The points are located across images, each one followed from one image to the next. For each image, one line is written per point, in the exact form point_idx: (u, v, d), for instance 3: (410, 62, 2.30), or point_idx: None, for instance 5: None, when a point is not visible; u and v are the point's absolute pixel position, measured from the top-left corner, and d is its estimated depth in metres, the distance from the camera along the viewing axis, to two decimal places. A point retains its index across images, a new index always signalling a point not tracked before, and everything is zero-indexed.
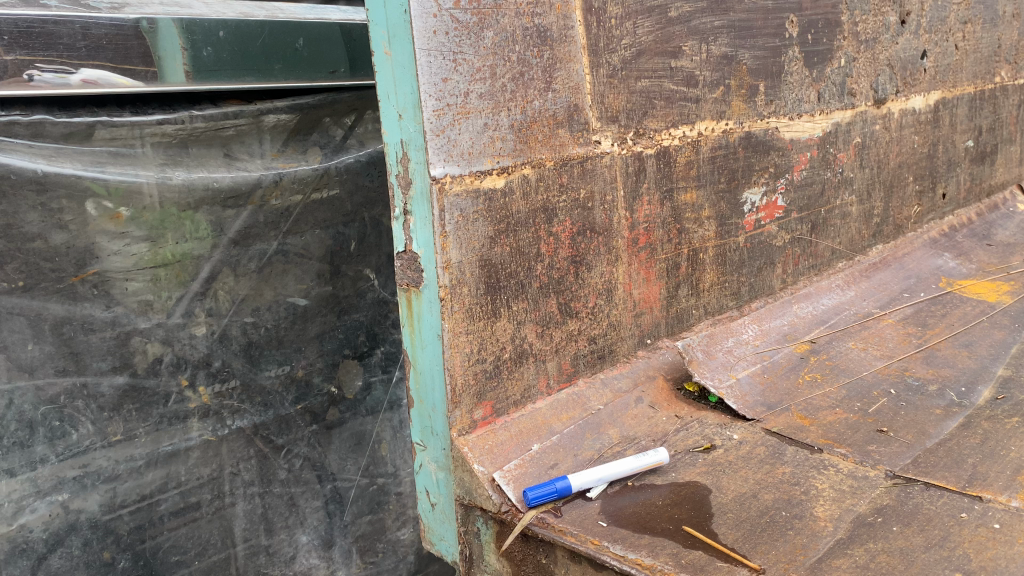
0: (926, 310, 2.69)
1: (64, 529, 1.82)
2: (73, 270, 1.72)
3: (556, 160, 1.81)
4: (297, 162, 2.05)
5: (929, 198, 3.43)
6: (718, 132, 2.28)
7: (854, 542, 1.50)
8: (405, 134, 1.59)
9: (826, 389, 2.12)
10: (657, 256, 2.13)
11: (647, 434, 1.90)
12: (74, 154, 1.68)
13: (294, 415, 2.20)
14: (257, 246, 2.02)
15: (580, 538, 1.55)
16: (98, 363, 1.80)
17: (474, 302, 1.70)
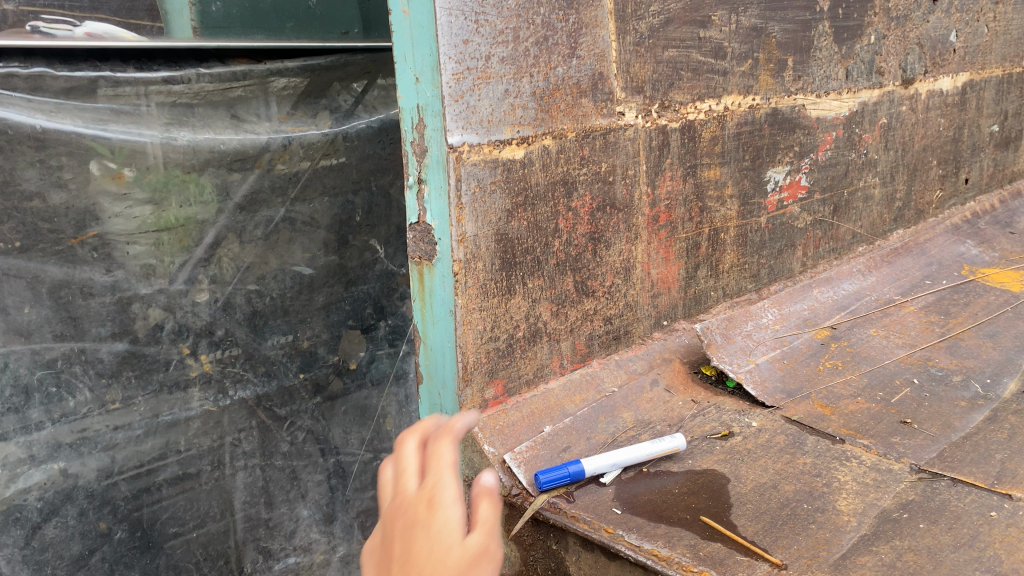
0: (948, 297, 2.61)
1: (60, 497, 1.78)
2: (72, 232, 1.65)
3: (578, 131, 1.73)
4: (307, 127, 1.97)
5: (951, 182, 3.34)
6: (745, 108, 2.19)
7: (879, 539, 1.44)
8: (422, 98, 1.48)
9: (847, 376, 2.05)
10: (677, 235, 2.06)
11: (662, 419, 1.83)
12: (75, 110, 1.59)
13: (298, 386, 2.14)
14: (264, 213, 1.95)
15: (594, 526, 1.49)
16: (97, 329, 1.74)
17: (489, 278, 1.63)
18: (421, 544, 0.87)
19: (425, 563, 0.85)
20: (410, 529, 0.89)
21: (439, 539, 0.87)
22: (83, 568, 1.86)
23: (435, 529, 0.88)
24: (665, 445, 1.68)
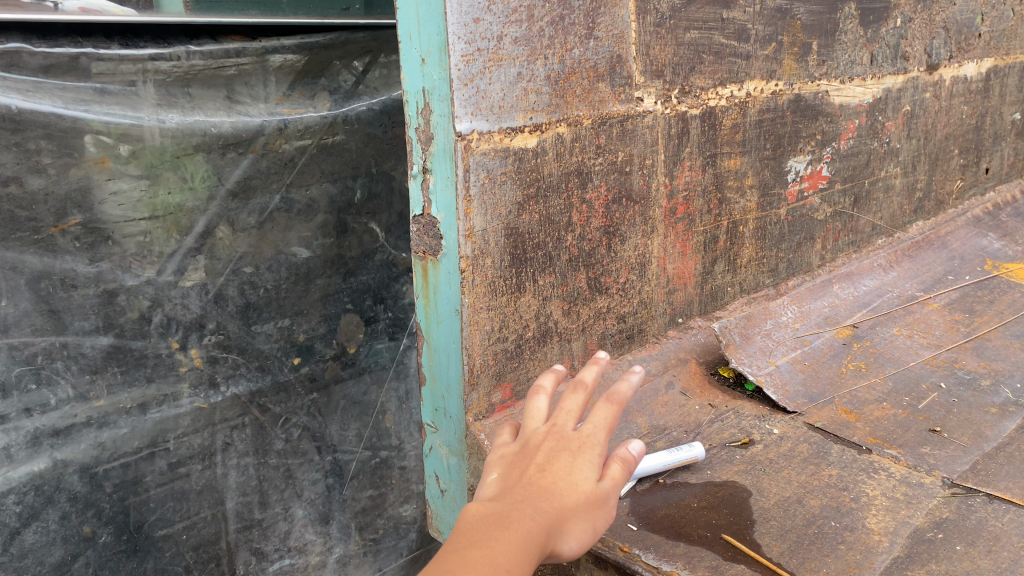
0: (972, 294, 2.51)
1: (41, 502, 1.65)
2: (52, 220, 1.53)
3: (594, 118, 1.61)
4: (304, 108, 1.86)
5: (972, 172, 3.23)
6: (768, 94, 2.08)
7: (914, 563, 1.34)
8: (428, 82, 1.39)
9: (871, 380, 1.96)
10: (695, 228, 1.95)
11: (678, 424, 1.74)
12: (55, 90, 1.47)
13: (294, 382, 2.04)
14: (259, 199, 1.84)
15: (608, 543, 1.39)
16: (80, 323, 1.62)
17: (497, 275, 1.52)
18: (561, 463, 1.02)
19: (561, 480, 1.00)
20: (555, 445, 1.05)
21: (578, 469, 1.02)
22: (66, 574, 1.74)
23: (577, 452, 1.04)
24: (680, 454, 1.57)
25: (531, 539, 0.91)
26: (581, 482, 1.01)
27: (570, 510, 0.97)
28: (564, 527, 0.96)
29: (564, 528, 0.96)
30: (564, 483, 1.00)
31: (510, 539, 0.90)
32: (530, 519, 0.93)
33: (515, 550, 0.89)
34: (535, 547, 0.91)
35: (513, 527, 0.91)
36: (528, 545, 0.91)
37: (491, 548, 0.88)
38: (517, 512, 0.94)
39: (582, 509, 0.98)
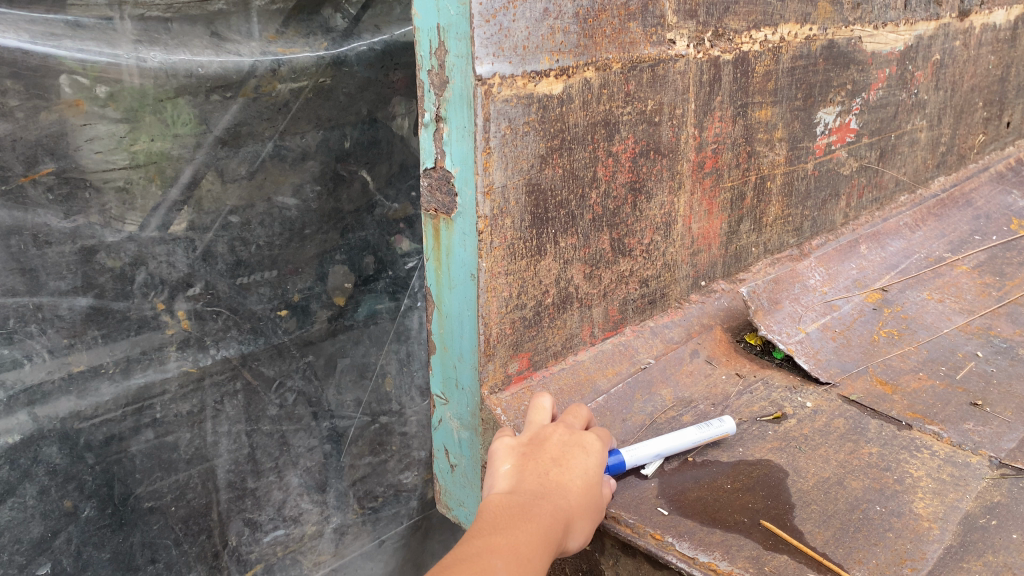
0: (1000, 256, 2.39)
1: (16, 477, 1.52)
2: (21, 169, 1.37)
3: (624, 61, 1.46)
4: (299, 48, 1.68)
5: (994, 126, 3.08)
6: (801, 39, 1.92)
7: (969, 553, 1.24)
8: (443, 18, 1.23)
9: (905, 348, 1.85)
10: (722, 184, 1.81)
11: (705, 396, 1.63)
12: (21, 22, 1.31)
13: (288, 345, 1.90)
14: (250, 147, 1.67)
15: (638, 530, 1.28)
16: (56, 282, 1.47)
17: (517, 237, 1.38)
18: (572, 466, 1.11)
19: (573, 477, 1.10)
20: (566, 444, 1.14)
21: (585, 470, 1.12)
22: (46, 552, 1.61)
23: (586, 450, 1.15)
24: (714, 431, 1.43)
25: (550, 530, 1.00)
26: (591, 480, 1.12)
27: (578, 508, 1.07)
28: (573, 522, 1.06)
29: (572, 526, 1.06)
30: (576, 481, 1.09)
31: (532, 530, 0.98)
32: (548, 513, 1.01)
33: (536, 540, 0.97)
34: (553, 540, 1.00)
35: (534, 520, 0.99)
36: (546, 539, 0.99)
37: (515, 537, 0.96)
38: (537, 506, 1.02)
39: (586, 507, 1.09)
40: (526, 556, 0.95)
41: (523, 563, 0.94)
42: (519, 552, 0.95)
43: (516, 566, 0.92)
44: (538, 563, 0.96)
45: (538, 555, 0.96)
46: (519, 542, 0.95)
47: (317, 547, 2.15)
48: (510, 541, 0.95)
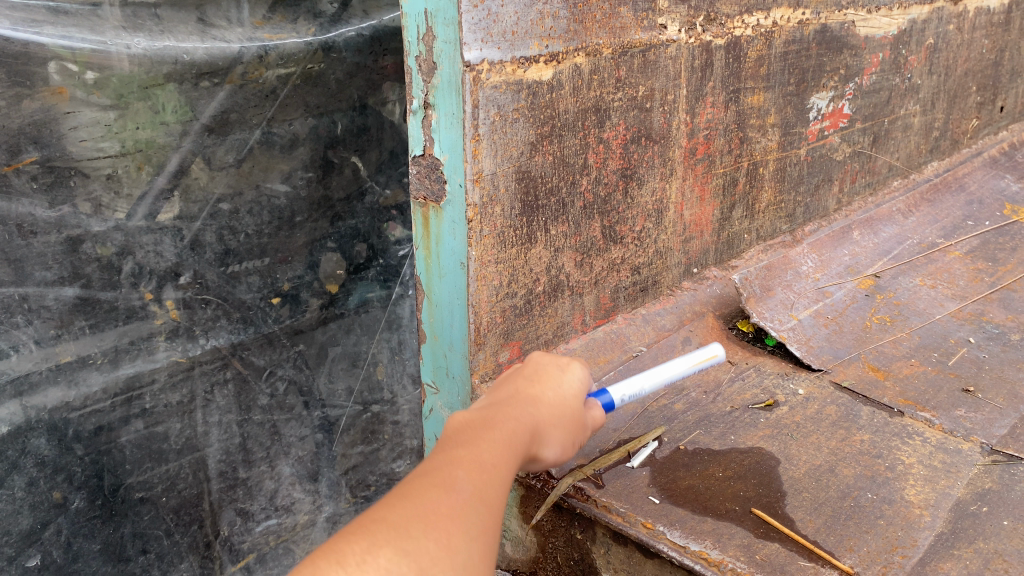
0: (993, 241, 2.39)
1: (4, 468, 1.51)
2: (4, 159, 1.35)
3: (615, 47, 1.44)
4: (286, 33, 1.65)
5: (988, 110, 3.07)
6: (794, 23, 1.90)
7: (960, 540, 1.24)
8: (430, 2, 1.21)
9: (897, 334, 1.84)
10: (715, 170, 1.80)
11: (697, 384, 1.63)
12: (2, 8, 1.28)
13: (278, 334, 1.88)
14: (238, 135, 1.64)
15: (629, 519, 1.27)
16: (41, 273, 1.46)
17: (507, 225, 1.37)
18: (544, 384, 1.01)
19: (545, 393, 0.99)
20: (535, 367, 1.03)
21: (558, 386, 1.01)
22: (36, 543, 1.60)
23: (561, 369, 1.04)
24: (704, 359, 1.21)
25: (517, 440, 0.89)
26: (560, 395, 1.01)
27: (547, 417, 0.96)
28: (545, 432, 0.95)
29: (548, 439, 0.95)
30: (548, 396, 0.98)
31: (495, 438, 0.87)
32: (513, 424, 0.91)
33: (501, 447, 0.86)
34: (522, 450, 0.88)
35: (497, 430, 0.88)
36: (514, 447, 0.87)
37: (477, 447, 0.84)
38: (502, 418, 0.91)
39: (564, 420, 0.98)
40: (491, 462, 0.84)
41: (489, 468, 0.83)
42: (482, 457, 0.83)
43: (479, 471, 0.81)
44: (507, 471, 0.85)
45: (506, 460, 0.85)
46: (480, 450, 0.84)
47: (310, 536, 2.15)
48: (469, 449, 0.84)
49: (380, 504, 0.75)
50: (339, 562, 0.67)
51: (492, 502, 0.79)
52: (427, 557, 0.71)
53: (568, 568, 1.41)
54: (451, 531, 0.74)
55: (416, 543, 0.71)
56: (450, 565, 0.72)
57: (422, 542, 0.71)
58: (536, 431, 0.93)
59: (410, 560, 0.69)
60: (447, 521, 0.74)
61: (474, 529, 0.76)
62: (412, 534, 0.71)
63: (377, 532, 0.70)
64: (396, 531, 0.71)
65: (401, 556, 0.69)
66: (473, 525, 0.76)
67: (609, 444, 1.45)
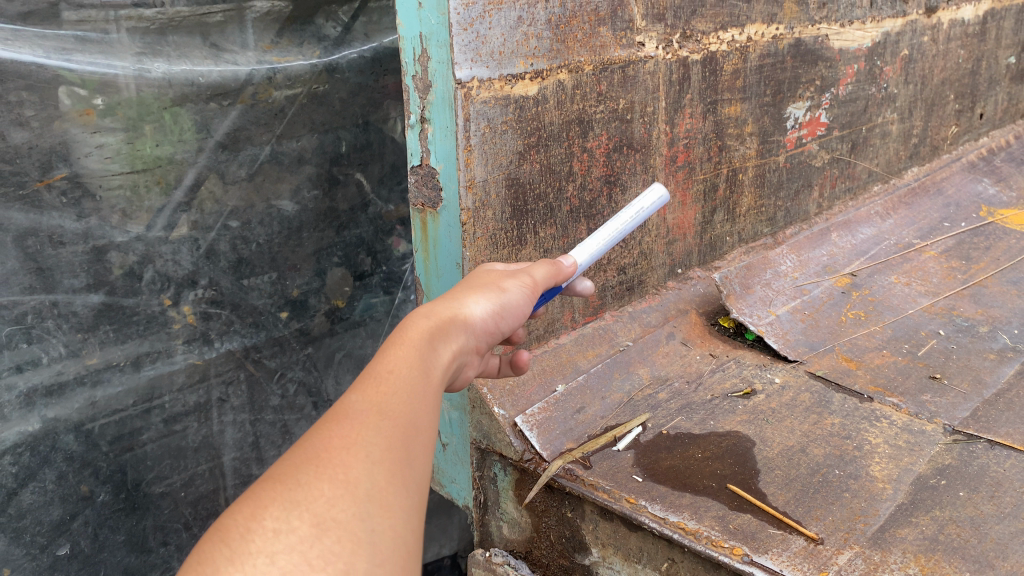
0: (968, 241, 2.50)
1: (36, 462, 1.61)
2: (37, 174, 1.48)
3: (595, 63, 1.57)
4: (293, 57, 1.77)
5: (967, 117, 3.18)
6: (768, 38, 2.03)
7: (918, 509, 1.34)
8: (425, 27, 1.34)
9: (871, 328, 1.96)
10: (695, 176, 1.93)
11: (680, 374, 1.75)
12: (35, 38, 1.41)
13: (289, 337, 2.00)
14: (249, 151, 1.76)
15: (614, 495, 1.39)
16: (69, 281, 1.57)
17: (499, 227, 1.49)
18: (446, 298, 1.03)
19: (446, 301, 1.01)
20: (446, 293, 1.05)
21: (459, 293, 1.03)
22: (65, 533, 1.70)
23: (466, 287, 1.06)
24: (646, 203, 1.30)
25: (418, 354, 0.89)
26: (469, 283, 1.08)
27: (456, 302, 1.02)
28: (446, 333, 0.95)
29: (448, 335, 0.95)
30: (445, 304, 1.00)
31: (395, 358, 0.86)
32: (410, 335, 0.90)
33: (401, 357, 0.86)
34: (420, 359, 0.89)
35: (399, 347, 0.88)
36: (411, 360, 0.87)
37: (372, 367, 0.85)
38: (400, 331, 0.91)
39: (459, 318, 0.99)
40: (387, 377, 0.83)
41: (385, 385, 0.82)
42: (380, 374, 0.83)
43: (375, 389, 0.81)
44: (411, 382, 0.84)
45: (407, 366, 0.86)
46: (376, 363, 0.85)
47: None
48: (365, 373, 0.84)
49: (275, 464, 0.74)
50: (223, 542, 0.65)
51: (394, 413, 0.79)
52: (325, 500, 0.69)
53: (561, 545, 1.52)
54: (347, 463, 0.72)
55: (308, 490, 0.69)
56: (355, 500, 0.70)
57: (315, 486, 0.69)
58: (450, 316, 0.99)
59: (303, 511, 0.68)
60: (342, 453, 0.73)
61: (377, 450, 0.75)
62: (301, 482, 0.69)
63: (262, 496, 0.68)
64: (282, 485, 0.69)
65: (291, 510, 0.67)
66: (375, 447, 0.75)
67: (597, 430, 1.56)
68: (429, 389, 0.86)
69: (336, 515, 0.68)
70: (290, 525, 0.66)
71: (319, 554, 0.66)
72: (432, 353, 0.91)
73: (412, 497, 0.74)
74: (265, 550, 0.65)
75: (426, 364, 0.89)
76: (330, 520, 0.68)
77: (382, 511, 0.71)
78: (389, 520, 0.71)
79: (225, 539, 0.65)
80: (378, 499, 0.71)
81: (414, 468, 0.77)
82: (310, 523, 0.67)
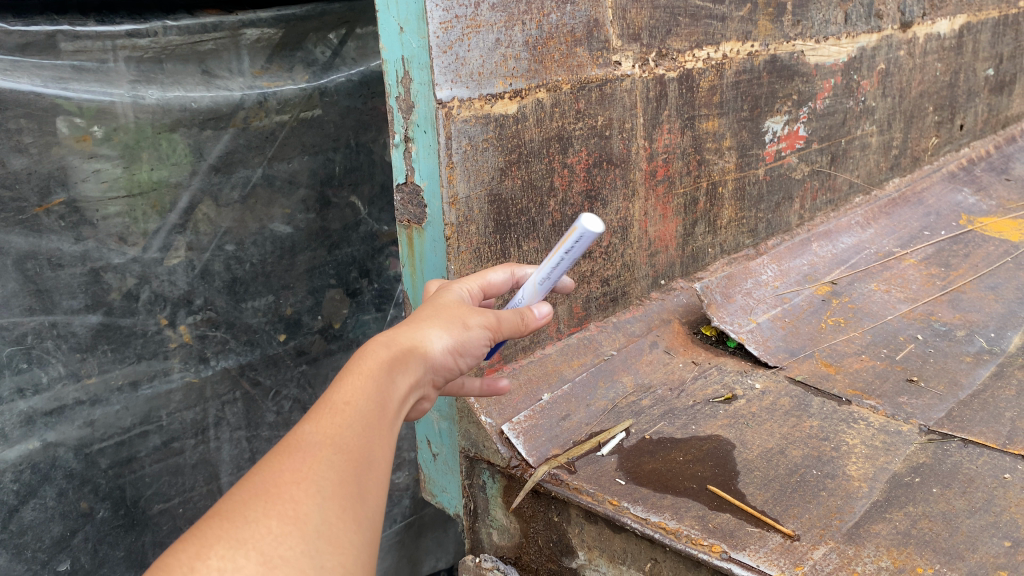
0: (947, 249, 2.56)
1: (37, 479, 1.63)
2: (36, 200, 1.51)
3: (573, 82, 1.64)
4: (283, 81, 1.82)
5: (947, 128, 3.24)
6: (744, 55, 2.09)
7: (892, 506, 1.38)
8: (406, 50, 1.41)
9: (850, 334, 2.02)
10: (675, 190, 1.99)
11: (663, 382, 1.80)
12: (33, 68, 1.45)
13: (283, 354, 2.04)
14: (241, 173, 1.82)
15: (597, 498, 1.42)
16: (68, 302, 1.60)
17: (482, 241, 1.55)
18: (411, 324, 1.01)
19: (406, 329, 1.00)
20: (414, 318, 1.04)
21: (425, 323, 1.02)
22: (66, 549, 1.72)
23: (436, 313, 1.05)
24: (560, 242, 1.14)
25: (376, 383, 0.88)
26: (428, 313, 1.05)
27: (417, 335, 0.99)
28: (406, 363, 0.94)
29: (406, 365, 0.94)
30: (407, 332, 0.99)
31: (355, 387, 0.86)
32: (369, 366, 0.90)
33: (358, 389, 0.86)
34: (375, 390, 0.87)
35: (359, 376, 0.88)
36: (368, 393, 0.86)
37: (327, 396, 0.84)
38: (361, 359, 0.90)
39: (417, 349, 0.97)
40: (342, 409, 0.83)
41: (341, 417, 0.82)
42: (339, 403, 0.83)
43: (328, 420, 0.81)
44: (367, 416, 0.84)
45: (365, 399, 0.85)
46: (334, 393, 0.84)
47: None
48: (321, 402, 0.83)
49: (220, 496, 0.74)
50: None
51: (346, 448, 0.79)
52: (273, 537, 0.70)
53: (549, 550, 1.56)
54: (297, 499, 0.73)
55: (255, 527, 0.70)
56: (303, 538, 0.71)
57: (263, 524, 0.70)
58: (409, 349, 0.96)
59: (250, 548, 0.68)
60: (291, 490, 0.73)
61: (327, 487, 0.75)
62: (249, 518, 0.70)
63: (209, 532, 0.69)
64: (228, 521, 0.69)
65: (237, 547, 0.68)
66: (325, 484, 0.75)
67: (581, 436, 1.61)
68: (384, 423, 0.86)
69: (283, 553, 0.69)
70: (237, 565, 0.67)
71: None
72: (387, 387, 0.90)
73: (361, 532, 0.76)
74: None
75: (382, 397, 0.88)
76: (276, 558, 0.69)
77: (330, 548, 0.72)
78: (339, 556, 0.72)
79: None
80: (326, 537, 0.72)
81: (363, 502, 0.78)
82: (257, 563, 0.68)
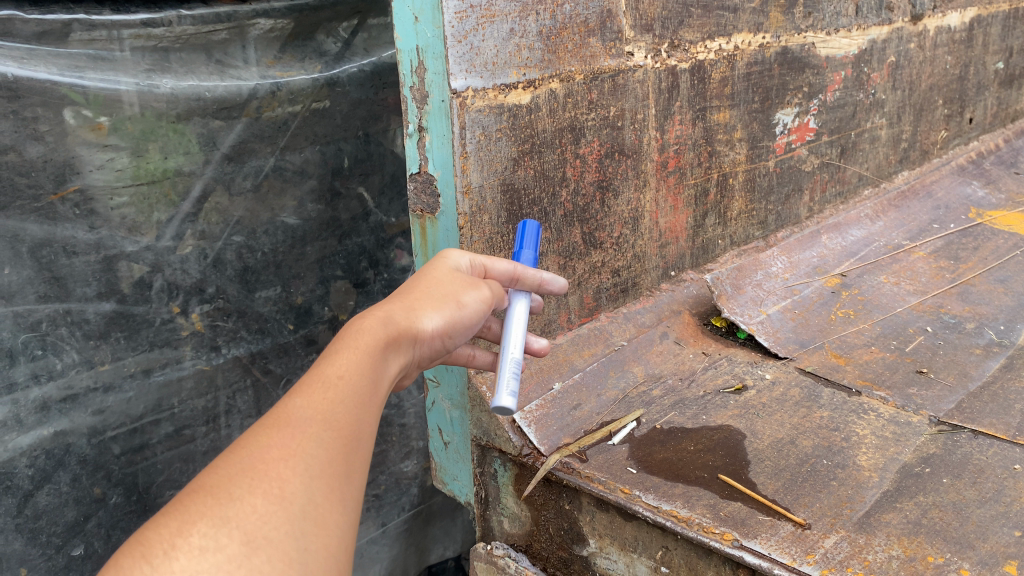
0: (957, 242, 2.56)
1: (51, 465, 1.64)
2: (52, 187, 1.52)
3: (586, 72, 1.64)
4: (295, 71, 1.83)
5: (956, 122, 3.23)
6: (755, 47, 2.09)
7: (903, 495, 1.38)
8: (421, 39, 1.40)
9: (860, 325, 2.03)
10: (686, 181, 1.99)
11: (673, 372, 1.81)
12: (48, 56, 1.46)
13: (294, 343, 2.05)
14: (253, 163, 1.82)
15: (609, 486, 1.43)
16: (82, 289, 1.61)
17: (495, 230, 1.55)
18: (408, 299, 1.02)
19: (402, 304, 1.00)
20: (411, 292, 1.04)
21: (421, 300, 1.03)
22: (79, 534, 1.73)
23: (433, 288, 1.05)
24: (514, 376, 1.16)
25: (368, 359, 0.89)
26: (426, 287, 1.06)
27: (412, 315, 1.00)
28: (398, 343, 0.95)
29: (398, 344, 0.96)
30: (404, 308, 0.99)
31: (348, 363, 0.88)
32: (363, 341, 0.91)
33: (352, 366, 0.88)
34: (367, 368, 0.89)
35: (353, 351, 0.89)
36: (361, 371, 0.88)
37: (319, 368, 0.86)
38: (357, 333, 0.91)
39: (411, 327, 0.98)
40: (335, 385, 0.85)
41: (333, 393, 0.84)
42: (331, 379, 0.85)
43: (320, 396, 0.82)
44: (357, 395, 0.86)
45: (357, 376, 0.87)
46: (326, 367, 0.86)
47: None
48: (314, 376, 0.85)
49: (205, 468, 0.74)
50: (145, 558, 0.65)
51: (336, 426, 0.81)
52: (257, 516, 0.70)
53: (560, 537, 1.57)
54: (284, 477, 0.74)
55: (239, 505, 0.70)
56: (288, 518, 0.72)
57: (248, 502, 0.71)
58: (403, 330, 0.97)
59: (233, 527, 0.69)
60: (278, 467, 0.75)
61: (315, 466, 0.77)
62: (233, 496, 0.71)
63: (191, 509, 0.69)
64: (213, 499, 0.70)
65: (220, 527, 0.68)
66: (314, 463, 0.77)
67: (592, 425, 1.62)
68: (372, 403, 0.88)
69: (267, 533, 0.70)
70: (219, 543, 0.68)
71: (247, 572, 0.67)
72: (379, 367, 0.91)
73: (346, 512, 0.77)
74: (191, 567, 0.65)
75: (374, 375, 0.90)
76: (260, 537, 0.70)
77: (314, 529, 0.73)
78: (321, 536, 0.74)
79: (148, 556, 0.65)
80: (311, 518, 0.73)
81: (348, 483, 0.79)
82: (240, 542, 0.68)
